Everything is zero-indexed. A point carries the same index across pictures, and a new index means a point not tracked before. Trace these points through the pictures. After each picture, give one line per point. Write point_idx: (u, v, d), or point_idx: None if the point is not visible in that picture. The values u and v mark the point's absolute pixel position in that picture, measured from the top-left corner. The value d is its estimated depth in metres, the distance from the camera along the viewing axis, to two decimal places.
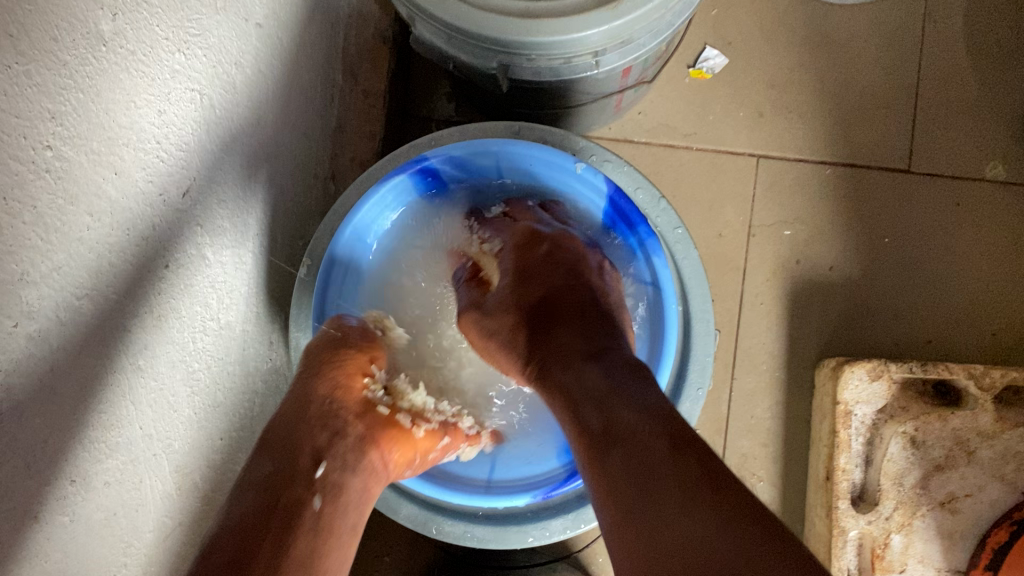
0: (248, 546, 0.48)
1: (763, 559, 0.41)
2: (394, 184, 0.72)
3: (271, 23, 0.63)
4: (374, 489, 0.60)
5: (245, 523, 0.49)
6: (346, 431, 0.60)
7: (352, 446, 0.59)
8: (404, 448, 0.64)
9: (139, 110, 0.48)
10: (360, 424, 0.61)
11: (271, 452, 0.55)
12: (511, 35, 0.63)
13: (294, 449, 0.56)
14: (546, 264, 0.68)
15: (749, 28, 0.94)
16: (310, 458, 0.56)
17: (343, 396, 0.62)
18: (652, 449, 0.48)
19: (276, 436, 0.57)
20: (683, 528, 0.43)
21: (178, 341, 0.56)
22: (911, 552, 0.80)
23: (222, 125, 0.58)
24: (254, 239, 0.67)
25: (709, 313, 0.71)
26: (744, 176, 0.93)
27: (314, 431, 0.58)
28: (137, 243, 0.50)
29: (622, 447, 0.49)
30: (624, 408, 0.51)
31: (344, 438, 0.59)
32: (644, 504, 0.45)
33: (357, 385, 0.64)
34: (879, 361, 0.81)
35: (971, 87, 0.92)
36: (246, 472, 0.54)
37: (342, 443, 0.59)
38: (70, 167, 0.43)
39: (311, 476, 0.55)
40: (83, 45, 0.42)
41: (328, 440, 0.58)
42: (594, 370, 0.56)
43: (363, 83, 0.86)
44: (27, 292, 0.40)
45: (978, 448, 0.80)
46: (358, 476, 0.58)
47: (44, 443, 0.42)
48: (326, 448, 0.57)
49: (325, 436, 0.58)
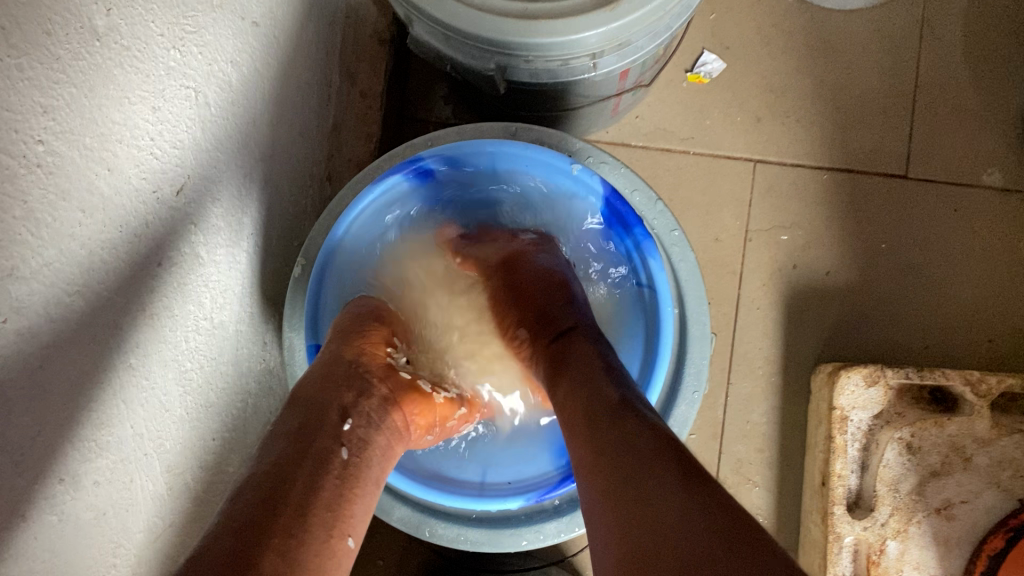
0: (268, 497, 0.47)
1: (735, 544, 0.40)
2: (390, 184, 0.72)
3: (268, 22, 0.63)
4: (397, 449, 0.61)
5: (275, 470, 0.49)
6: (371, 392, 0.60)
7: (377, 406, 0.59)
8: (426, 411, 0.65)
9: (134, 107, 0.48)
10: (385, 387, 0.61)
11: (296, 409, 0.56)
12: (508, 36, 0.63)
13: (322, 406, 0.56)
14: (556, 262, 0.70)
15: (747, 33, 0.94)
16: (337, 414, 0.56)
17: (368, 361, 0.63)
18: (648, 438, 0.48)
19: (302, 396, 0.57)
20: (673, 507, 0.42)
21: (170, 341, 0.56)
22: (907, 559, 0.79)
23: (218, 124, 0.58)
24: (249, 239, 0.66)
25: (705, 316, 0.71)
26: (741, 181, 0.92)
27: (340, 390, 0.58)
28: (129, 240, 0.49)
29: (614, 442, 0.49)
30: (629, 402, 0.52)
31: (369, 398, 0.59)
32: (633, 480, 0.46)
33: (377, 351, 0.65)
34: (876, 367, 0.81)
35: (969, 93, 0.92)
36: (275, 425, 0.54)
37: (369, 401, 0.59)
38: (62, 162, 0.42)
39: (339, 432, 0.55)
40: (76, 40, 0.42)
41: (354, 401, 0.58)
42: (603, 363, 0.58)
43: (360, 84, 0.85)
44: (17, 287, 0.40)
45: (974, 455, 0.80)
46: (383, 436, 0.59)
47: (32, 440, 0.42)
48: (353, 407, 0.57)
49: (352, 396, 0.58)
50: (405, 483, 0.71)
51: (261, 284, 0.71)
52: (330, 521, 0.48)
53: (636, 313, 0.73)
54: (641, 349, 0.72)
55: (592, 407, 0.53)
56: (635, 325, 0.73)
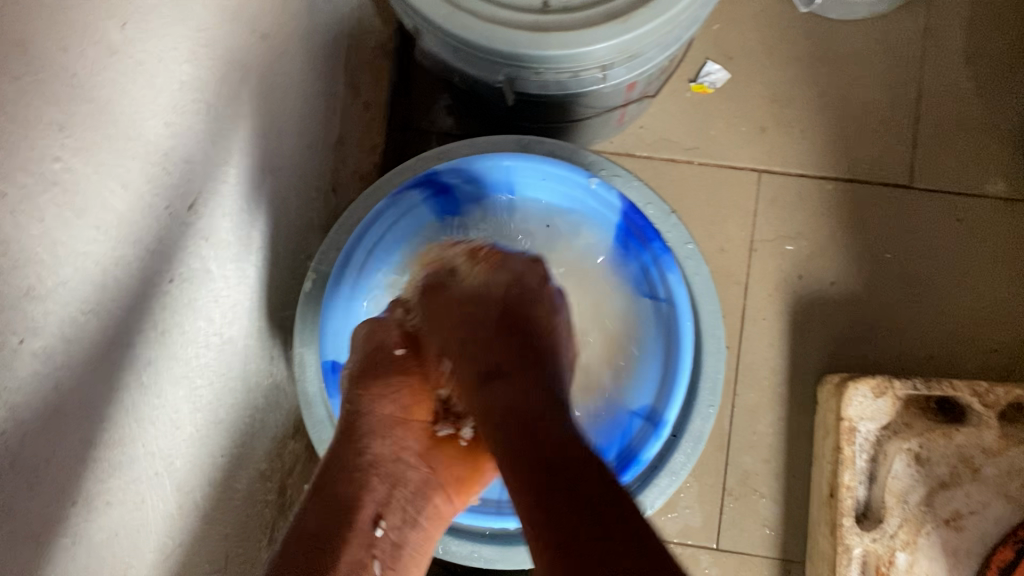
0: None
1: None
2: (406, 197, 0.71)
3: (278, 35, 0.63)
4: (435, 531, 0.60)
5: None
6: (403, 480, 0.59)
7: (410, 496, 0.58)
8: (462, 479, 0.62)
9: (147, 122, 0.47)
10: (424, 466, 0.61)
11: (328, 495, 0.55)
12: (519, 48, 0.62)
13: (355, 506, 0.55)
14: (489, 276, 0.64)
15: (749, 44, 0.95)
16: (372, 513, 0.55)
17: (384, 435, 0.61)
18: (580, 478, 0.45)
19: (329, 487, 0.56)
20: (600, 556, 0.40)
21: (180, 358, 0.55)
22: (917, 570, 0.79)
23: (228, 137, 0.57)
24: (257, 253, 0.66)
25: (720, 330, 0.71)
26: (745, 191, 0.92)
27: (371, 482, 0.57)
28: (142, 256, 0.49)
29: (545, 475, 0.45)
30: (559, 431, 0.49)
31: (401, 488, 0.58)
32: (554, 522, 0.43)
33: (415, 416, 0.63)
34: (883, 378, 0.81)
35: (971, 102, 0.93)
36: (299, 524, 0.53)
37: (404, 490, 0.58)
38: (79, 179, 0.42)
39: (372, 536, 0.54)
40: (92, 55, 0.42)
41: (387, 494, 0.57)
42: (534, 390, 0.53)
43: (365, 95, 0.85)
44: (32, 307, 0.39)
45: (983, 466, 0.80)
46: (420, 526, 0.58)
47: (47, 462, 0.41)
48: (385, 501, 0.57)
49: (384, 488, 0.57)
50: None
51: (269, 298, 0.70)
52: None
53: (653, 329, 0.71)
54: (659, 364, 0.70)
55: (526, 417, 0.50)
56: (652, 342, 0.71)
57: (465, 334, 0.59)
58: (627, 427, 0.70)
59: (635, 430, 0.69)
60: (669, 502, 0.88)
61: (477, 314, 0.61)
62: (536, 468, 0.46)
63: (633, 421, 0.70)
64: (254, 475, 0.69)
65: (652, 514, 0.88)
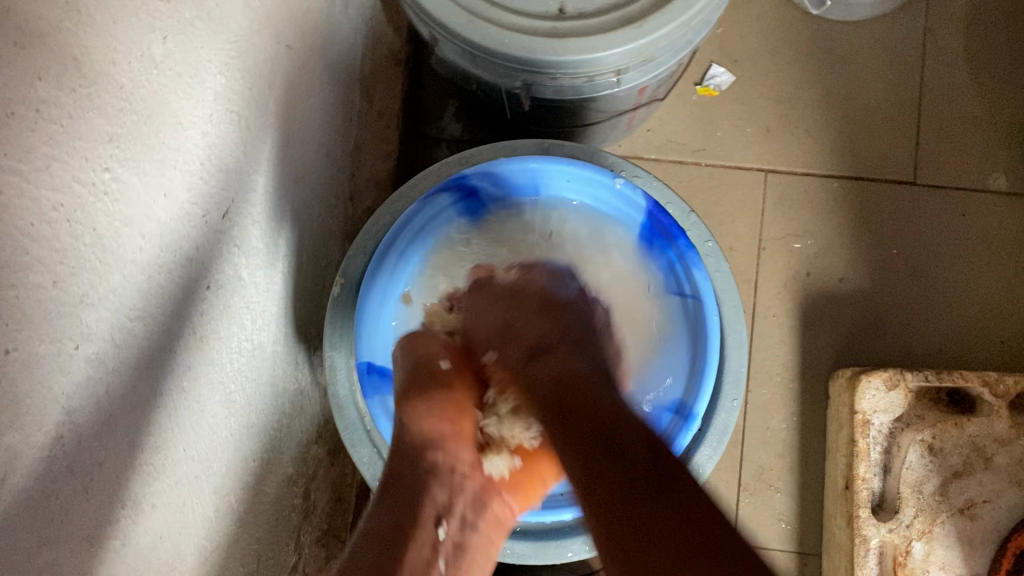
0: None
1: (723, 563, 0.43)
2: (435, 201, 0.73)
3: (301, 46, 0.64)
4: (496, 538, 0.60)
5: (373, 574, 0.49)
6: (462, 486, 0.59)
7: (470, 502, 0.59)
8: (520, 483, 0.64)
9: (186, 132, 0.48)
10: (477, 474, 0.61)
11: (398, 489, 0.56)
12: (537, 54, 0.64)
13: (419, 503, 0.55)
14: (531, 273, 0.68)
15: (753, 46, 0.96)
16: (435, 514, 0.55)
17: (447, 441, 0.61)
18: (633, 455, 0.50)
19: (393, 487, 0.56)
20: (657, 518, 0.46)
21: (216, 363, 0.56)
22: (932, 559, 0.80)
23: (257, 146, 0.58)
24: (284, 260, 0.67)
25: (742, 325, 0.72)
26: (752, 191, 0.94)
27: (434, 487, 0.57)
28: (181, 263, 0.50)
29: (603, 448, 0.51)
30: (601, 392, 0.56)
31: (461, 493, 0.58)
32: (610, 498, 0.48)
33: (463, 423, 0.63)
34: (895, 371, 0.82)
35: (971, 99, 0.95)
36: (370, 524, 0.53)
37: (462, 496, 0.58)
38: (126, 189, 0.43)
39: (435, 537, 0.54)
40: (137, 68, 0.43)
41: (449, 499, 0.57)
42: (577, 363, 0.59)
43: (377, 104, 0.86)
44: (86, 313, 0.40)
45: (995, 454, 0.82)
46: (479, 530, 0.59)
47: (99, 464, 0.43)
48: (447, 505, 0.57)
49: (444, 493, 0.57)
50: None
51: (295, 304, 0.71)
52: None
53: (681, 326, 0.73)
54: (689, 355, 0.72)
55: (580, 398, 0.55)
56: (678, 337, 0.73)
57: (512, 318, 0.64)
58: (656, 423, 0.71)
59: (666, 424, 0.70)
60: None
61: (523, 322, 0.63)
62: (602, 500, 0.48)
63: (663, 415, 0.71)
64: (282, 478, 0.70)
65: None
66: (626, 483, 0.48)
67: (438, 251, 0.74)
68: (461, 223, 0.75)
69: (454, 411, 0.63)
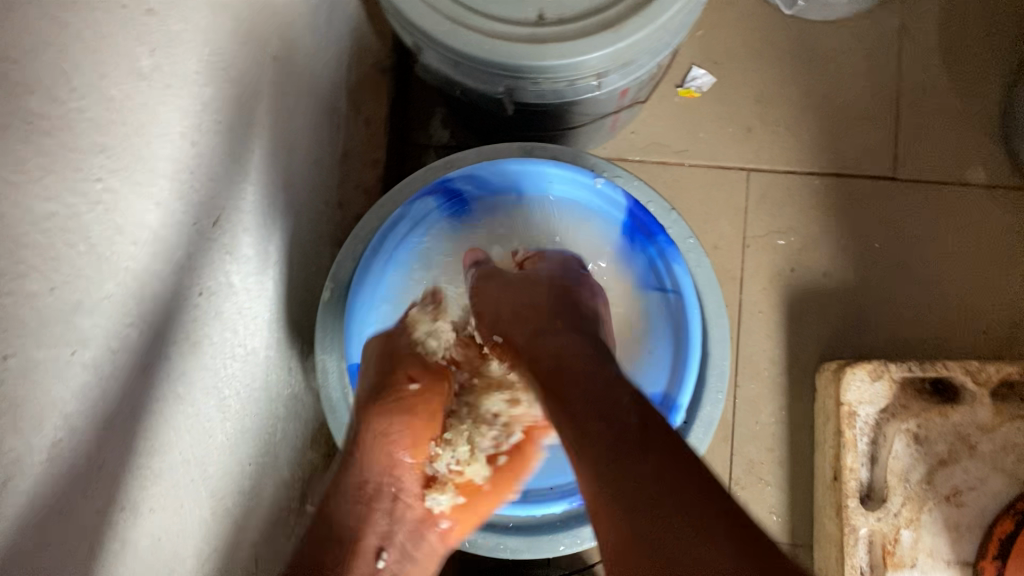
0: None
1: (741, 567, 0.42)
2: (419, 204, 0.74)
3: (286, 56, 0.65)
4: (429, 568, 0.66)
5: None
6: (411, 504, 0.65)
7: (410, 530, 0.64)
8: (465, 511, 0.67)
9: (175, 142, 0.50)
10: (421, 506, 0.65)
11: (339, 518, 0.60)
12: (517, 59, 0.65)
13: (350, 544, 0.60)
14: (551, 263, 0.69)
15: (733, 47, 0.98)
16: (374, 545, 0.61)
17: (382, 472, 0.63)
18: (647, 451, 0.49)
19: (318, 532, 0.59)
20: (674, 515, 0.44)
21: (210, 368, 0.57)
22: (921, 546, 0.82)
23: (245, 156, 0.60)
24: (275, 267, 0.68)
25: (725, 319, 0.74)
26: (735, 189, 0.96)
27: (376, 516, 0.62)
28: (174, 271, 0.51)
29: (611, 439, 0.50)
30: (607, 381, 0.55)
31: (405, 515, 0.64)
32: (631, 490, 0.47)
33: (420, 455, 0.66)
34: (879, 362, 0.84)
35: (948, 94, 0.96)
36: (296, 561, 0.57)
37: (401, 526, 0.64)
38: (118, 198, 0.44)
39: (373, 567, 0.61)
40: (126, 81, 0.44)
41: (389, 527, 0.63)
42: (577, 338, 0.60)
43: (365, 112, 0.88)
44: (82, 320, 0.41)
45: (979, 442, 0.83)
46: (417, 561, 0.64)
47: (98, 466, 0.44)
48: (387, 535, 0.62)
49: (384, 522, 0.62)
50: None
51: (287, 310, 0.72)
52: None
53: (663, 320, 0.74)
54: (671, 347, 0.74)
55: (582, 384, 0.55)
56: (661, 330, 0.74)
57: (521, 304, 0.65)
58: None
59: None
60: None
61: (530, 318, 0.63)
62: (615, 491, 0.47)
63: None
64: (278, 482, 0.71)
65: None
66: (641, 488, 0.47)
67: (421, 252, 0.76)
68: (444, 222, 0.76)
69: (413, 440, 0.65)
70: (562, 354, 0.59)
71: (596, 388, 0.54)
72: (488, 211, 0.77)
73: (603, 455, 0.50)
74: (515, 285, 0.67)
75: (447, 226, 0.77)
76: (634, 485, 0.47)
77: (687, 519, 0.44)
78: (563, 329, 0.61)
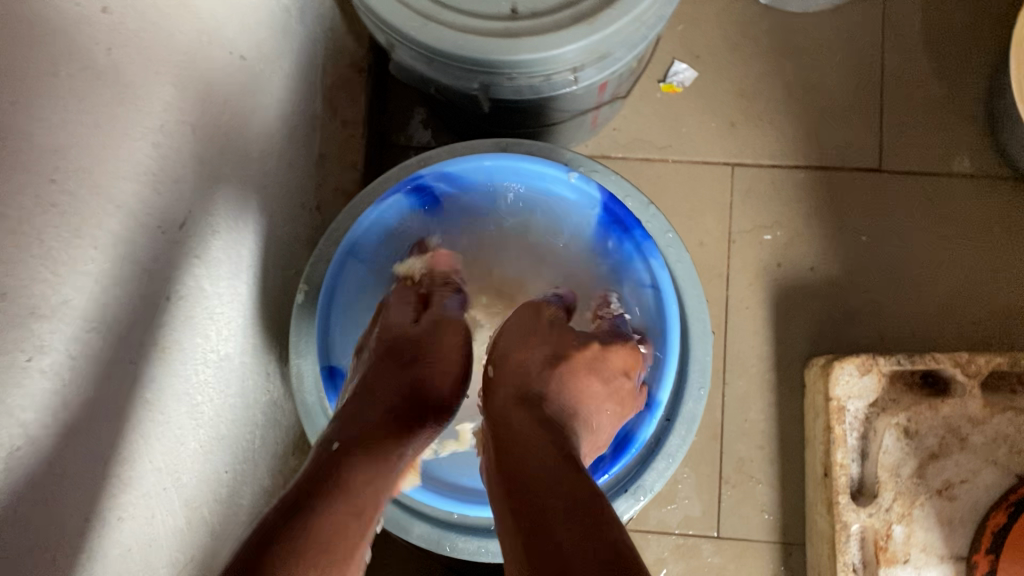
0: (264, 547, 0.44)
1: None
2: (392, 203, 0.73)
3: (255, 56, 0.64)
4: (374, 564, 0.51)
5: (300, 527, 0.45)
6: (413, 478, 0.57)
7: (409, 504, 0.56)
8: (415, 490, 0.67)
9: (136, 143, 0.48)
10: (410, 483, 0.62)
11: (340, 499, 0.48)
12: (490, 54, 0.64)
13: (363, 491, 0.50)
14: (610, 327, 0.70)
15: (715, 42, 0.97)
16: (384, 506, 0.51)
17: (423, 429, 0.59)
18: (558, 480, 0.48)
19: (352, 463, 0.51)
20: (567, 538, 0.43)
21: (181, 375, 0.56)
22: (913, 541, 0.81)
23: (213, 159, 0.59)
24: (248, 271, 0.67)
25: (706, 313, 0.73)
26: (720, 184, 0.95)
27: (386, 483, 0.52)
28: (139, 275, 0.50)
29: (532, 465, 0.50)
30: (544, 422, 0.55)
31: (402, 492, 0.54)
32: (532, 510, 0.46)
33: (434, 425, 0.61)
34: (867, 355, 0.83)
35: (932, 84, 0.95)
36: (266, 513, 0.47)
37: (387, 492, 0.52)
38: (75, 200, 0.43)
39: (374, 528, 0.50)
40: (81, 80, 0.43)
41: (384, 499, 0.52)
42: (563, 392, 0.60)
43: (342, 114, 0.87)
44: (39, 325, 0.40)
45: (970, 435, 0.82)
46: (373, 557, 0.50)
47: (61, 476, 0.42)
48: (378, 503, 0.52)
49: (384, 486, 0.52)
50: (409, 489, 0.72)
51: (262, 315, 0.71)
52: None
53: (644, 318, 0.73)
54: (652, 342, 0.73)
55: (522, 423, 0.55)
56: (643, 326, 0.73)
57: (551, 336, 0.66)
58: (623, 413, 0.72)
59: (632, 414, 0.71)
60: (668, 494, 0.90)
61: (529, 366, 0.62)
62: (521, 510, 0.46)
63: None
64: (257, 490, 0.70)
65: (652, 507, 0.90)
66: (542, 515, 0.45)
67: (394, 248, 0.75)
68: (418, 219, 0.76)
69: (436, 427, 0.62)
70: (517, 421, 0.55)
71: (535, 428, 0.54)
72: (457, 206, 0.76)
73: (524, 492, 0.47)
74: (527, 329, 0.66)
75: (416, 222, 0.75)
76: (545, 521, 0.45)
77: (576, 548, 0.42)
78: (550, 401, 0.59)
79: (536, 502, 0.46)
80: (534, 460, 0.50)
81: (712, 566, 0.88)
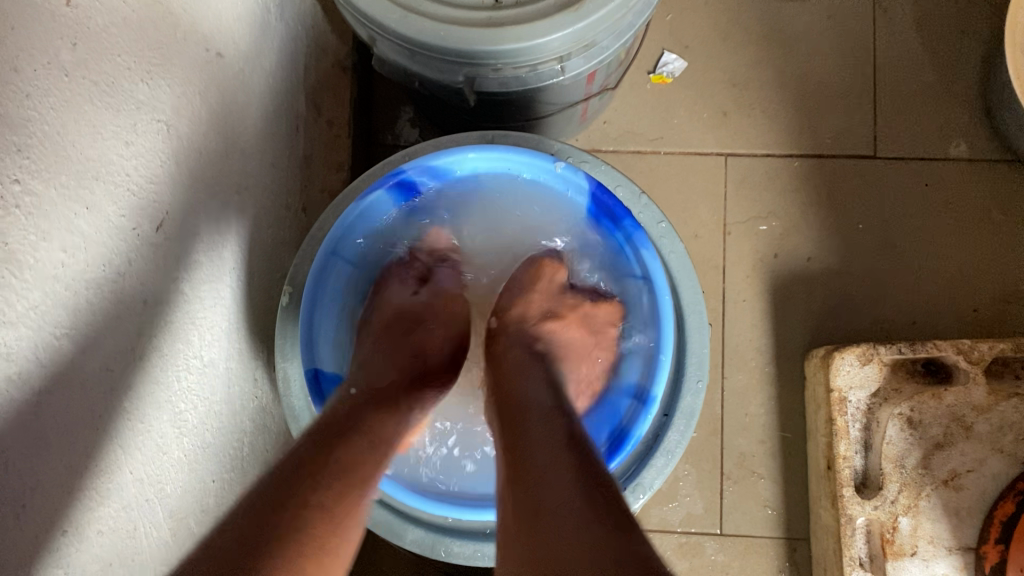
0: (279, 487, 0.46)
1: (590, 520, 0.43)
2: (375, 198, 0.71)
3: (231, 53, 0.62)
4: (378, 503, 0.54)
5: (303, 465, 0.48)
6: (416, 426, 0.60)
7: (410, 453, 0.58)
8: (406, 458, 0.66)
9: (107, 142, 0.47)
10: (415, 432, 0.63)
11: (349, 443, 0.51)
12: (475, 45, 0.62)
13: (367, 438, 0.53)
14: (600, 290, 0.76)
15: (705, 31, 0.96)
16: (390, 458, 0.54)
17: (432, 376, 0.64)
18: (553, 434, 0.51)
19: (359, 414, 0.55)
20: (553, 482, 0.46)
21: (163, 382, 0.54)
22: (921, 533, 0.79)
23: (191, 159, 0.57)
24: (231, 274, 0.65)
25: (701, 305, 0.71)
26: (713, 176, 0.93)
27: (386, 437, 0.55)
28: (113, 279, 0.48)
29: (530, 422, 0.53)
30: (542, 383, 0.59)
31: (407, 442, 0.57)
32: (526, 460, 0.49)
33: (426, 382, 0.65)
34: (867, 345, 0.81)
35: (926, 68, 0.94)
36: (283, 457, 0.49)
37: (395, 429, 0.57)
38: (41, 202, 0.41)
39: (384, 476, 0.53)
40: (44, 77, 0.41)
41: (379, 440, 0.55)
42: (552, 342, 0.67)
43: (327, 113, 0.85)
44: (4, 333, 0.38)
45: (974, 423, 0.81)
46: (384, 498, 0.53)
47: (30, 492, 0.40)
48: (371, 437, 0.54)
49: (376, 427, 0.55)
50: (419, 501, 0.69)
51: (247, 319, 0.69)
52: (329, 521, 0.45)
53: (638, 308, 0.73)
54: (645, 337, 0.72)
55: (523, 384, 0.59)
56: (636, 316, 0.74)
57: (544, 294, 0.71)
58: (617, 407, 0.72)
59: (626, 409, 0.71)
60: (668, 492, 0.88)
61: (528, 317, 0.69)
62: (518, 461, 0.50)
63: (625, 399, 0.72)
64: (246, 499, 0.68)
65: (652, 505, 0.88)
66: (534, 462, 0.49)
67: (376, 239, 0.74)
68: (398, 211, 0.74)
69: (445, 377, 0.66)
70: (515, 356, 0.63)
71: (535, 387, 0.58)
72: (444, 196, 0.75)
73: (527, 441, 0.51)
74: (528, 280, 0.72)
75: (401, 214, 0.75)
76: (537, 465, 0.48)
77: (562, 490, 0.46)
78: (544, 342, 0.67)
79: (529, 448, 0.50)
80: (538, 416, 0.54)
81: (716, 564, 0.86)
